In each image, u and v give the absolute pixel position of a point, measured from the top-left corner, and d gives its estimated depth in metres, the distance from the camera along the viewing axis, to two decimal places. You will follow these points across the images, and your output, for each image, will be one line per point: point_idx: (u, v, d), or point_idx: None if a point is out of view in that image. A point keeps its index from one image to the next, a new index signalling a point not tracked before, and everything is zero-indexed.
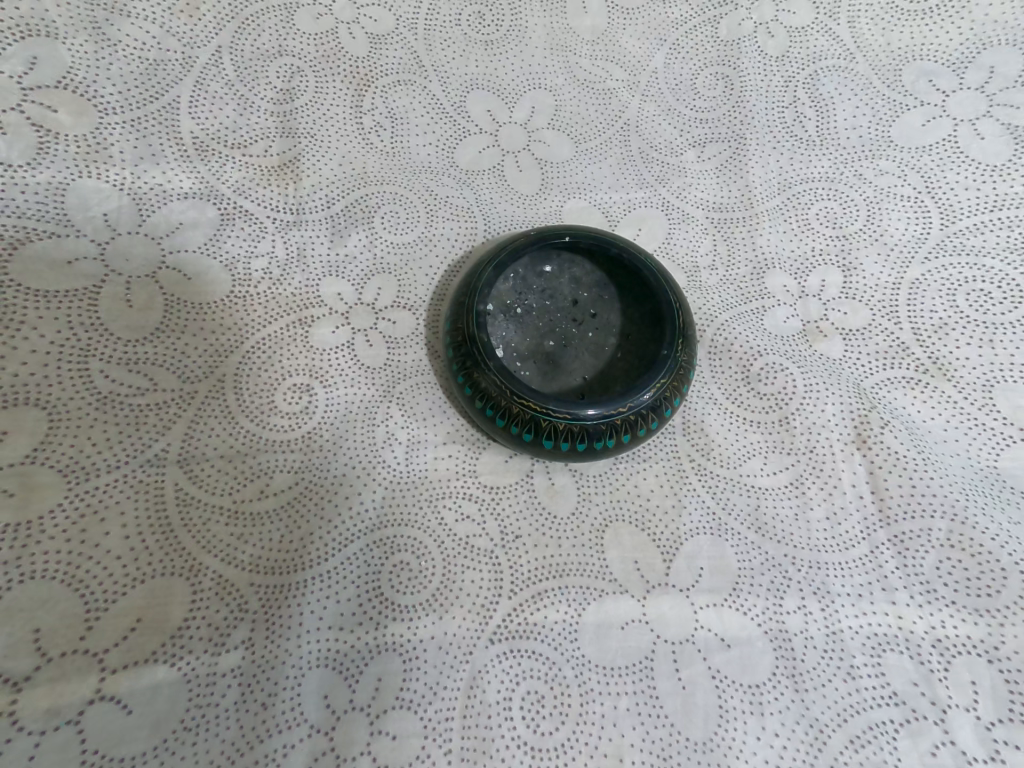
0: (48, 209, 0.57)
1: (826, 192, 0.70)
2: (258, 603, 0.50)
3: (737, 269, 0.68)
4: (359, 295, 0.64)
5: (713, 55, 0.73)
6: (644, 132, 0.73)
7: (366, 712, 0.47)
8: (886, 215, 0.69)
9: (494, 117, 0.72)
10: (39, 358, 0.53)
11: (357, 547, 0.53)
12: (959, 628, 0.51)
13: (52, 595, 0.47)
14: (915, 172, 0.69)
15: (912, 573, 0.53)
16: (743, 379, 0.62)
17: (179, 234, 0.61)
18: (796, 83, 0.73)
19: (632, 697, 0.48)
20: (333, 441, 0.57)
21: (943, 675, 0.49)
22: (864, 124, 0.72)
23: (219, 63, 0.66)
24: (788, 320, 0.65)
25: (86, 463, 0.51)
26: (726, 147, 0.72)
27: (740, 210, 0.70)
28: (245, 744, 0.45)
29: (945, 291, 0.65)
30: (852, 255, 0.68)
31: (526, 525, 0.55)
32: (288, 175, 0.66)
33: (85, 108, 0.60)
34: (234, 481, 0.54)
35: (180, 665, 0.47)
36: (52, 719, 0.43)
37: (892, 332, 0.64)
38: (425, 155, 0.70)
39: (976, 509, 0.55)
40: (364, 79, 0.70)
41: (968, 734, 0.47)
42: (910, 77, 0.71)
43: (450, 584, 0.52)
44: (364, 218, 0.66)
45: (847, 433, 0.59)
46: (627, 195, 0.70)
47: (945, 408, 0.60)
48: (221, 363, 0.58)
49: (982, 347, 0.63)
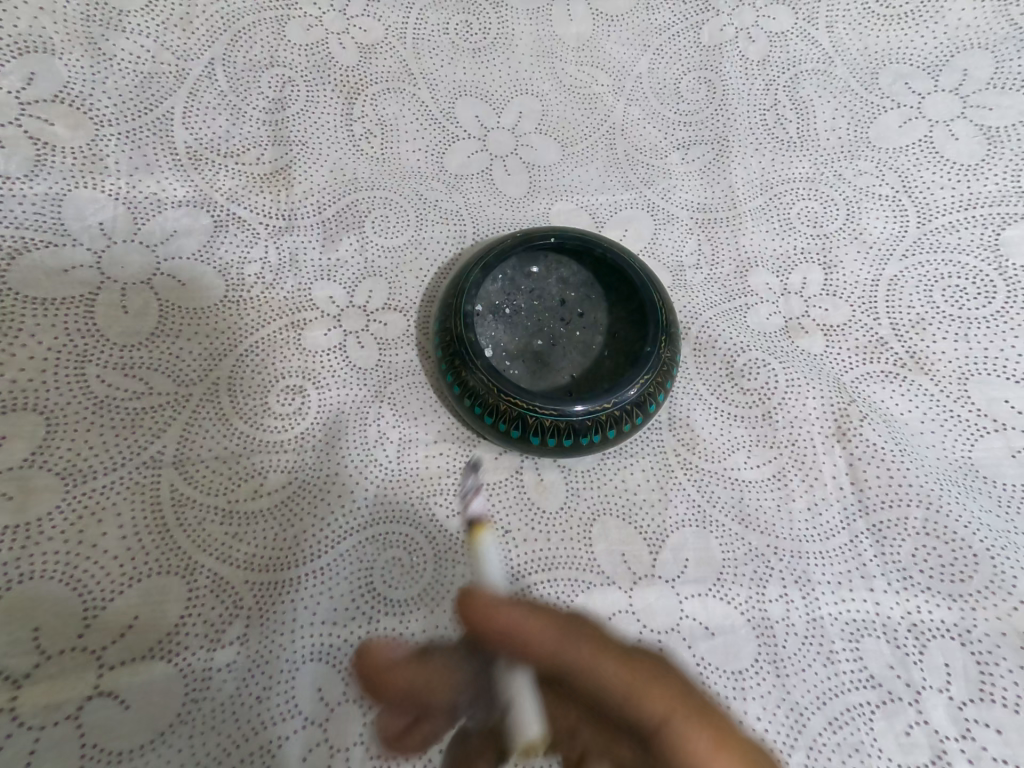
0: (45, 220, 0.58)
1: (807, 191, 0.72)
2: (253, 599, 0.51)
3: (721, 268, 0.69)
4: (350, 298, 0.65)
5: (696, 60, 0.75)
6: (628, 135, 0.74)
7: (358, 705, 0.48)
8: (865, 214, 0.70)
9: (482, 122, 0.73)
10: (37, 364, 0.55)
11: (350, 544, 0.54)
12: (934, 612, 0.52)
13: (51, 595, 0.48)
14: (893, 172, 0.71)
15: (890, 560, 0.54)
16: (727, 375, 0.64)
17: (174, 241, 0.62)
18: (777, 85, 0.75)
19: None
20: (326, 442, 0.59)
21: (918, 658, 0.50)
22: (843, 125, 0.73)
23: (212, 74, 0.67)
24: (770, 317, 0.67)
25: (84, 466, 0.53)
26: (709, 149, 0.74)
27: (722, 210, 0.72)
28: (242, 736, 0.46)
29: (922, 287, 0.66)
30: (832, 252, 0.69)
31: (515, 520, 0.56)
32: (280, 182, 0.67)
33: (81, 120, 0.61)
34: (229, 481, 0.55)
35: (176, 661, 0.48)
36: (51, 715, 0.44)
37: (871, 328, 0.66)
38: (415, 160, 0.71)
39: (950, 497, 0.57)
40: (354, 87, 0.71)
41: (943, 714, 0.48)
42: (887, 80, 0.73)
43: (441, 579, 0.53)
44: (355, 223, 0.68)
45: (828, 426, 0.60)
46: (613, 196, 0.72)
47: (922, 401, 0.62)
48: (215, 366, 0.59)
49: (957, 341, 0.64)
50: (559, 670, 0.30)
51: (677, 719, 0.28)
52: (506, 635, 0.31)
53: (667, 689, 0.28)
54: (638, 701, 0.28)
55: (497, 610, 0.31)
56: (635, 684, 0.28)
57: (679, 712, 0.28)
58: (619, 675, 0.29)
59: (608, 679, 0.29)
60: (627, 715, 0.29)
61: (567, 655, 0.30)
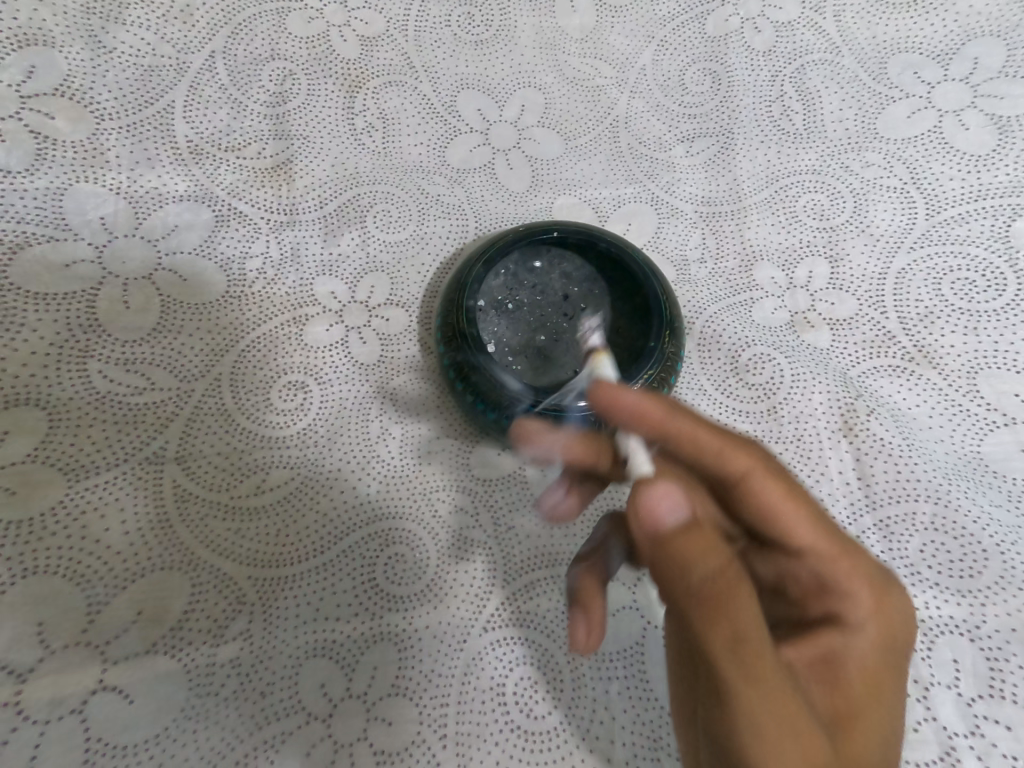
0: (46, 214, 0.58)
1: (813, 184, 0.71)
2: (256, 596, 0.51)
3: (726, 262, 0.69)
4: (352, 294, 0.65)
5: (701, 51, 0.75)
6: (632, 127, 0.73)
7: (362, 700, 0.48)
8: (873, 207, 0.69)
9: (484, 116, 0.73)
10: (39, 359, 0.54)
11: (353, 540, 0.54)
12: (942, 609, 0.51)
13: (54, 589, 0.48)
14: (901, 163, 0.70)
15: (897, 556, 0.54)
16: (731, 370, 0.63)
17: (175, 236, 0.62)
18: (783, 76, 0.74)
19: (622, 681, 0.50)
20: (328, 437, 0.59)
21: (926, 654, 0.50)
22: (851, 116, 0.72)
23: (213, 68, 0.67)
24: (775, 311, 0.66)
25: (86, 462, 0.53)
26: (714, 142, 0.73)
27: (728, 203, 0.71)
28: (245, 731, 0.46)
29: (931, 279, 0.66)
30: (839, 245, 0.68)
31: (519, 516, 0.56)
32: (281, 177, 0.67)
33: (82, 114, 0.61)
34: (231, 477, 0.55)
35: (180, 656, 0.48)
36: (56, 709, 0.44)
37: (878, 321, 0.65)
38: (417, 154, 0.71)
39: (960, 492, 0.56)
40: (356, 80, 0.71)
41: (951, 710, 0.48)
42: (896, 69, 0.72)
43: (444, 575, 0.53)
44: (357, 217, 0.67)
45: (834, 422, 0.60)
46: (616, 190, 0.71)
47: (930, 395, 0.61)
48: (216, 361, 0.59)
49: (967, 334, 0.63)
50: (665, 437, 0.38)
51: (761, 472, 0.37)
52: (633, 409, 0.37)
53: (755, 456, 0.37)
54: (730, 462, 0.37)
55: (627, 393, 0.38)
56: (729, 445, 0.37)
57: (761, 467, 0.37)
58: (715, 441, 0.37)
59: (708, 445, 0.37)
60: (722, 468, 0.38)
61: (681, 422, 0.38)
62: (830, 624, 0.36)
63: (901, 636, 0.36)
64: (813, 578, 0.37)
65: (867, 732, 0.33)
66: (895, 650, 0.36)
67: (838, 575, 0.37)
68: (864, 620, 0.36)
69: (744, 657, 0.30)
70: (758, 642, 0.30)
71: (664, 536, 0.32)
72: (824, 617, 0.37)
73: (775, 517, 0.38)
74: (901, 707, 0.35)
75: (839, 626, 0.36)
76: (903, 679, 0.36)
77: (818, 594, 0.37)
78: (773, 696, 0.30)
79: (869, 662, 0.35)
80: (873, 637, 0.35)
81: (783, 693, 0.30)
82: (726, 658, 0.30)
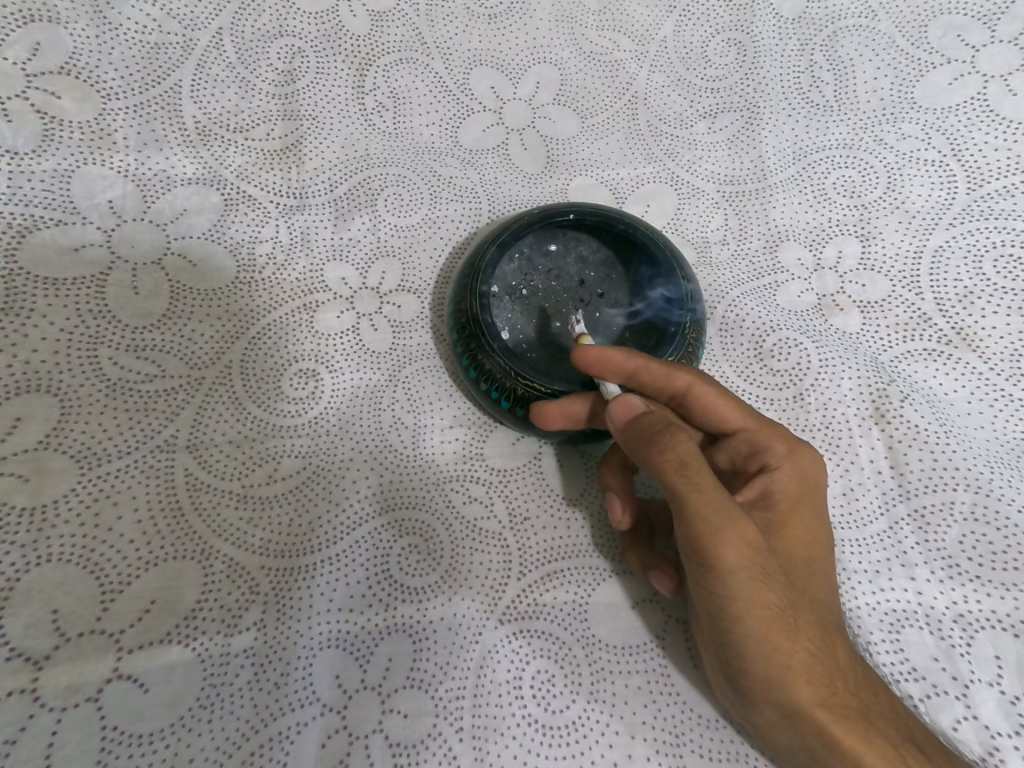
0: (54, 197, 0.57)
1: (843, 159, 0.68)
2: (269, 586, 0.50)
3: (749, 243, 0.66)
4: (363, 280, 0.63)
5: (725, 20, 0.72)
6: (652, 103, 0.71)
7: (377, 691, 0.47)
8: (908, 182, 0.66)
9: (497, 93, 0.70)
10: (50, 345, 0.54)
11: (367, 530, 0.53)
12: (983, 603, 0.49)
13: (68, 578, 0.47)
14: (941, 134, 0.66)
15: (934, 547, 0.51)
16: (755, 357, 0.60)
17: (184, 220, 0.61)
18: (813, 46, 0.71)
19: (643, 676, 0.48)
20: (340, 426, 0.57)
21: (965, 651, 0.48)
22: (886, 86, 0.69)
23: (219, 46, 0.65)
24: (802, 295, 0.63)
25: (99, 449, 0.52)
26: (738, 117, 0.70)
27: (753, 182, 0.68)
28: (260, 721, 0.46)
29: (972, 257, 0.62)
30: (871, 224, 0.65)
31: (534, 507, 0.55)
32: (290, 159, 0.65)
33: (87, 93, 0.60)
34: (244, 465, 0.54)
35: (193, 646, 0.47)
36: (72, 696, 0.44)
37: (913, 303, 0.62)
38: (428, 133, 0.69)
39: (1001, 481, 0.53)
40: (366, 57, 0.69)
41: (994, 708, 0.46)
42: (937, 33, 0.68)
43: (458, 566, 0.52)
44: (367, 200, 0.65)
45: (864, 408, 0.57)
46: (636, 170, 0.68)
47: (969, 379, 0.58)
48: (228, 347, 0.58)
49: (1009, 316, 0.60)
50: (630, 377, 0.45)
51: (700, 382, 0.45)
52: (600, 359, 0.45)
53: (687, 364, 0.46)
54: (674, 379, 0.45)
55: (606, 355, 0.45)
56: (674, 370, 0.44)
57: (699, 378, 0.45)
58: (660, 367, 0.45)
59: (658, 372, 0.45)
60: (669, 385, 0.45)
61: (639, 360, 0.44)
62: (761, 473, 0.44)
63: (816, 475, 0.44)
64: (748, 446, 0.45)
65: (790, 542, 0.41)
66: (812, 486, 0.43)
67: (764, 438, 0.44)
68: (782, 461, 0.43)
69: (689, 479, 0.38)
70: (696, 464, 0.38)
71: (630, 421, 0.42)
72: (758, 470, 0.44)
73: (712, 411, 0.45)
74: (823, 527, 0.43)
75: (768, 472, 0.43)
76: (822, 504, 0.44)
77: (752, 456, 0.45)
78: (722, 505, 0.38)
79: (793, 494, 0.43)
80: (792, 474, 0.43)
81: (723, 498, 0.38)
82: (678, 484, 0.38)
